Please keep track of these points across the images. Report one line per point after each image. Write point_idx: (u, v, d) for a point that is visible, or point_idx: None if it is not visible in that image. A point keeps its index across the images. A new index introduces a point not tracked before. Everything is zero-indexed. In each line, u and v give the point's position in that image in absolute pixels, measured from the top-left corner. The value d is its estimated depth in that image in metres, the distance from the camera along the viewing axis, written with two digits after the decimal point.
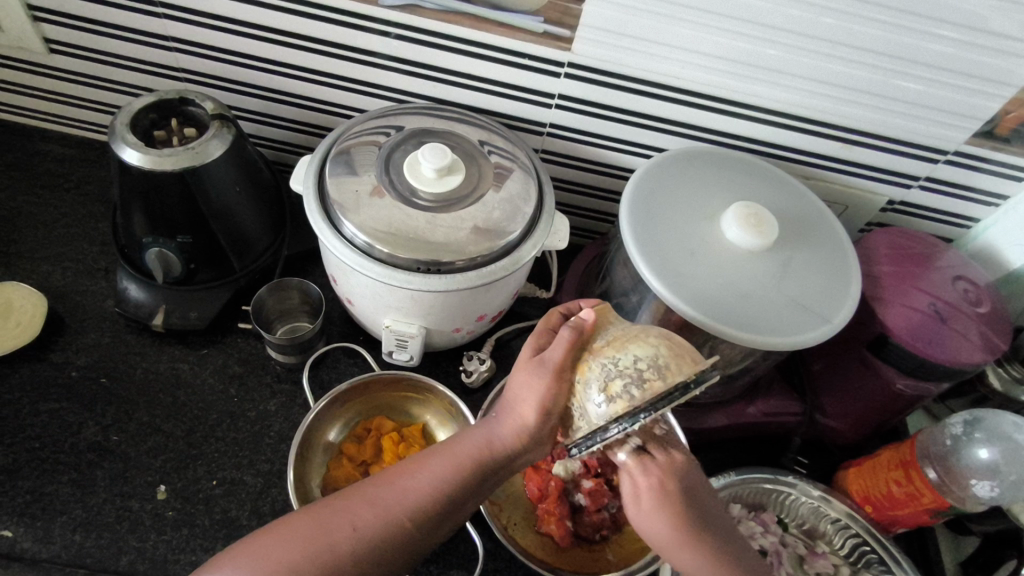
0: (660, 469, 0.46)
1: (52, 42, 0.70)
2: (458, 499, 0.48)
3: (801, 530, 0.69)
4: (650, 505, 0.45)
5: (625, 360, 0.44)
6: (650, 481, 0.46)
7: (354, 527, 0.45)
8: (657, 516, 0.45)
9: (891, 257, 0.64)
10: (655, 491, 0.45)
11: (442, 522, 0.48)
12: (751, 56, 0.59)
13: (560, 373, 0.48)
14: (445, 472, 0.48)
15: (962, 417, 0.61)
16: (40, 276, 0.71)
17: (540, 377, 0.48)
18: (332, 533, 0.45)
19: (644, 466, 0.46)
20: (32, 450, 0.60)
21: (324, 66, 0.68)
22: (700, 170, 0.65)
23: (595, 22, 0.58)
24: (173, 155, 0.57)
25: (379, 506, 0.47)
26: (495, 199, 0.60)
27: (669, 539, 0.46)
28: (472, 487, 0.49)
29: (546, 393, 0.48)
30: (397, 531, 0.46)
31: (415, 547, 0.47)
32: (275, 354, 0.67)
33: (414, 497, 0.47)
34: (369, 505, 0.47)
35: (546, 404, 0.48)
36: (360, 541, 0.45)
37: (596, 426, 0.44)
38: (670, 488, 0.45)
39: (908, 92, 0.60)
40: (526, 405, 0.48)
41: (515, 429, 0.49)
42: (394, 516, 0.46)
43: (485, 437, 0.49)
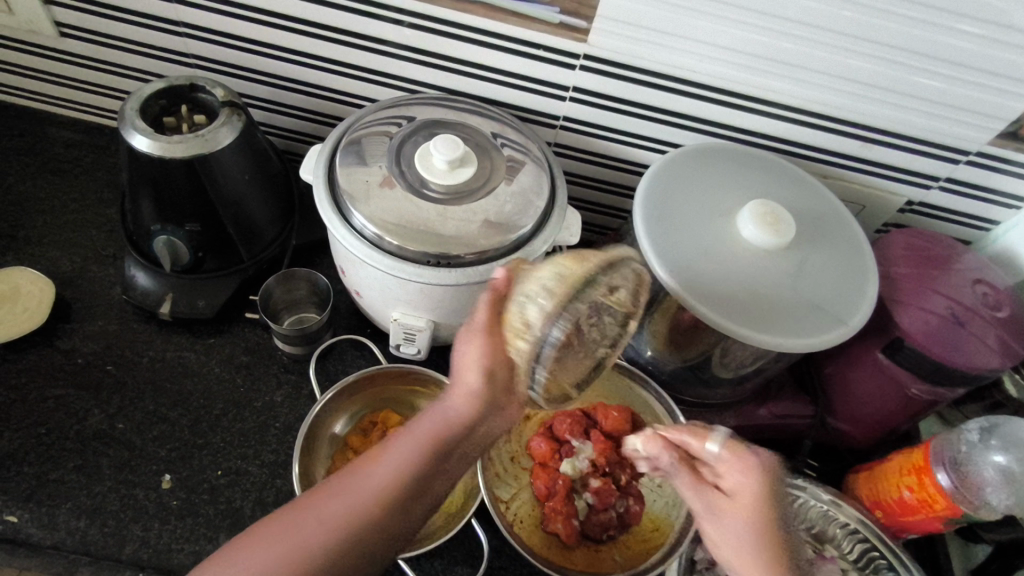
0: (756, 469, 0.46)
1: (63, 26, 0.70)
2: (423, 480, 0.46)
3: (810, 534, 0.65)
4: (729, 505, 0.46)
5: (531, 285, 0.45)
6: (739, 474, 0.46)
7: (319, 521, 0.43)
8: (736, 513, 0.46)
9: (909, 259, 0.63)
10: (754, 489, 0.45)
11: (411, 508, 0.46)
12: (769, 50, 0.58)
13: (489, 329, 0.47)
14: (407, 457, 0.46)
15: (979, 423, 0.60)
16: (48, 261, 0.70)
17: (473, 338, 0.47)
18: (297, 541, 0.42)
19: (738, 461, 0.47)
20: (39, 436, 0.60)
21: (335, 54, 0.67)
22: (715, 166, 0.63)
23: (610, 12, 0.57)
24: (182, 142, 0.56)
25: (339, 504, 0.44)
26: (507, 192, 0.59)
27: (751, 546, 0.44)
28: (437, 466, 0.47)
29: (485, 351, 0.46)
30: (364, 526, 0.43)
31: (388, 539, 0.45)
32: (282, 344, 0.67)
33: (376, 490, 0.45)
34: (329, 507, 0.44)
35: (488, 365, 0.46)
36: (330, 534, 0.43)
37: (530, 356, 0.44)
38: (767, 488, 0.45)
39: (929, 90, 0.59)
40: (468, 370, 0.47)
41: (466, 398, 0.47)
42: (358, 512, 0.44)
43: (440, 414, 0.47)
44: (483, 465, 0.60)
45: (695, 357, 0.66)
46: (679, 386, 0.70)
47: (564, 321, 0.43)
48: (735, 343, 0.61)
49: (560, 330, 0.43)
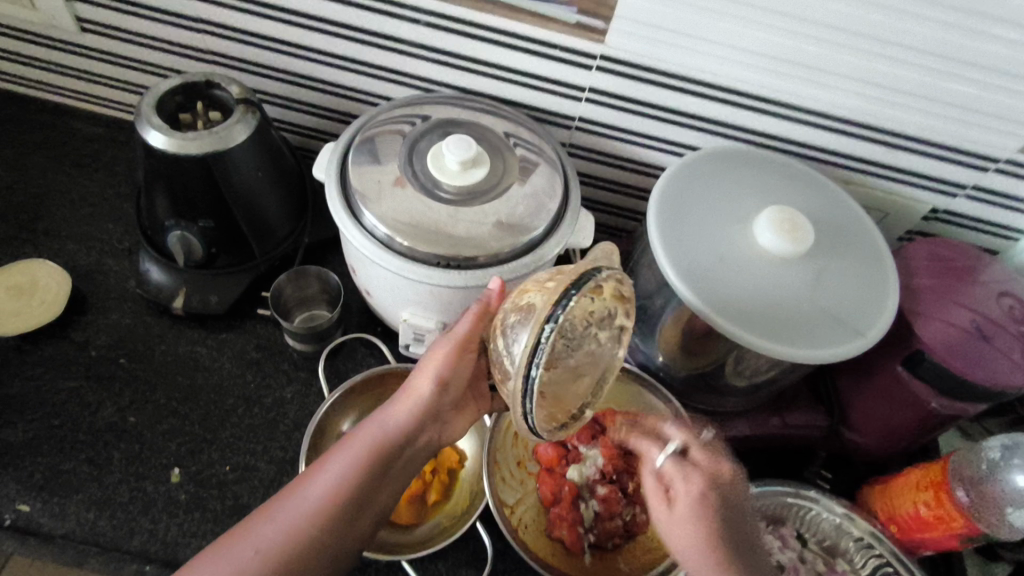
0: (700, 477, 0.47)
1: (84, 21, 0.71)
2: (371, 486, 0.49)
3: (821, 547, 0.65)
4: (685, 512, 0.46)
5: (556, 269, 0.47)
6: (692, 489, 0.46)
7: (261, 543, 0.45)
8: (688, 523, 0.45)
9: (931, 270, 0.61)
10: (693, 497, 0.46)
11: (360, 514, 0.48)
12: (792, 53, 0.57)
13: (459, 347, 0.52)
14: (356, 460, 0.49)
15: (1001, 441, 0.57)
16: (65, 255, 0.71)
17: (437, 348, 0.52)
18: (250, 543, 0.45)
19: (683, 472, 0.47)
20: (52, 427, 0.61)
21: (350, 51, 0.67)
22: (734, 171, 0.62)
23: (629, 13, 0.56)
24: (197, 139, 0.57)
25: (291, 506, 0.47)
26: (520, 193, 0.58)
27: (699, 547, 0.45)
28: (385, 470, 0.50)
29: (444, 359, 0.51)
30: (306, 534, 0.46)
31: (332, 556, 0.47)
32: (291, 340, 0.67)
33: (325, 489, 0.47)
34: (282, 512, 0.47)
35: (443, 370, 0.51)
36: (271, 555, 0.45)
37: (556, 296, 0.42)
38: (709, 499, 0.46)
39: (959, 96, 0.57)
40: (420, 378, 0.52)
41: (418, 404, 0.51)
42: (307, 515, 0.46)
43: (384, 424, 0.51)
44: (487, 470, 0.60)
45: (706, 364, 0.65)
46: (691, 393, 0.69)
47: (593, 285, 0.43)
48: (750, 351, 0.60)
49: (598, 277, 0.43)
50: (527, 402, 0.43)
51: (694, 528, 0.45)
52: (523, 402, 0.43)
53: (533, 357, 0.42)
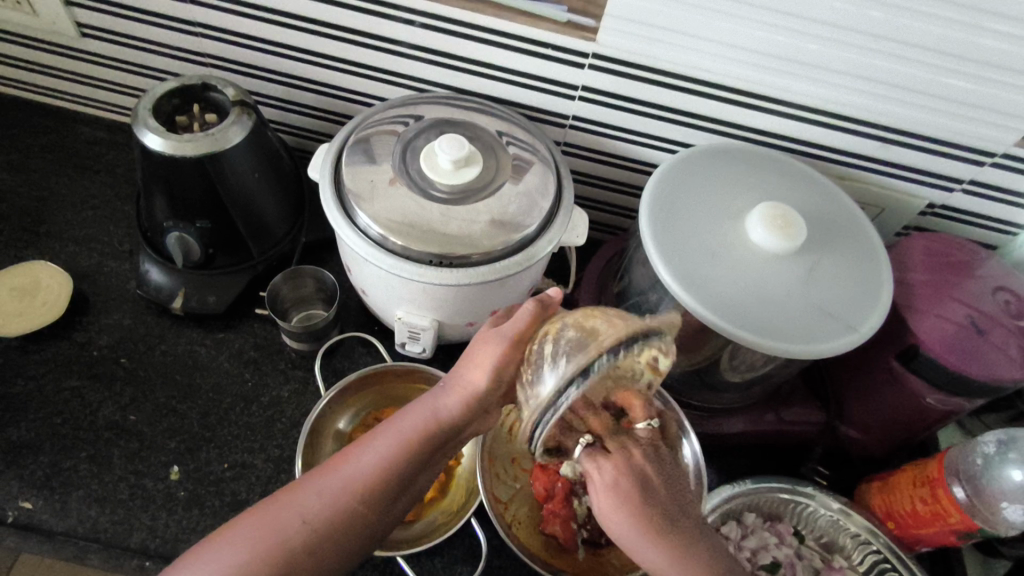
0: (616, 464, 0.42)
1: (84, 26, 0.72)
2: (405, 479, 0.47)
3: (818, 543, 0.66)
4: (609, 501, 0.42)
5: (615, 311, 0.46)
6: (602, 479, 0.42)
7: (304, 519, 0.44)
8: (614, 510, 0.42)
9: (927, 265, 0.61)
10: (606, 485, 0.42)
11: (391, 503, 0.47)
12: (784, 49, 0.57)
13: (517, 344, 0.47)
14: (391, 450, 0.47)
15: (996, 435, 0.56)
16: (67, 256, 0.72)
17: (488, 343, 0.48)
18: (282, 524, 0.44)
19: (598, 464, 0.42)
20: (54, 426, 0.62)
21: (346, 53, 0.67)
22: (727, 167, 0.62)
23: (620, 11, 0.57)
24: (193, 140, 0.57)
25: (323, 490, 0.46)
26: (512, 192, 0.59)
27: (629, 534, 0.42)
28: (422, 462, 0.48)
29: (495, 360, 0.47)
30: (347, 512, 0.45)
31: (368, 535, 0.46)
32: (289, 341, 0.68)
33: (359, 475, 0.46)
34: (314, 493, 0.46)
35: (495, 370, 0.47)
36: (312, 532, 0.44)
37: (624, 335, 0.41)
38: (621, 481, 0.42)
39: (954, 90, 0.56)
40: (477, 369, 0.48)
41: (462, 402, 0.48)
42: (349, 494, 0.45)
43: (432, 408, 0.48)
44: (480, 466, 0.60)
45: (701, 361, 0.65)
46: (686, 391, 0.69)
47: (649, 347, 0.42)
48: (743, 347, 0.60)
49: (656, 338, 0.42)
50: (547, 416, 0.41)
51: (618, 515, 0.42)
52: (544, 411, 0.41)
53: (568, 392, 0.40)
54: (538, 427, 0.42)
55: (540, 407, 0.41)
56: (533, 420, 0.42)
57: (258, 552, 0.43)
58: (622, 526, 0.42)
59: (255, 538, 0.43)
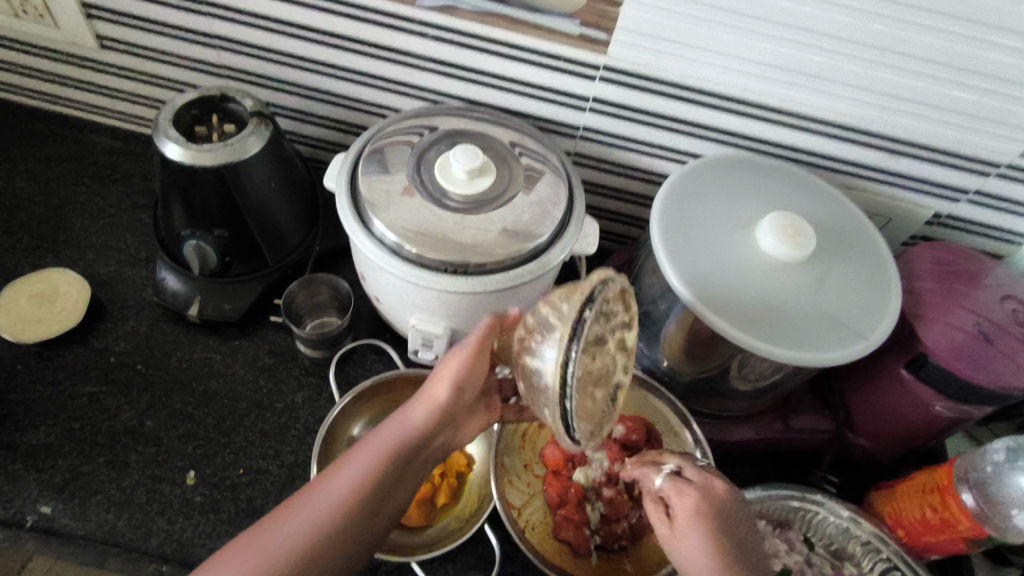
0: (697, 488, 0.47)
1: (104, 39, 0.73)
2: (386, 488, 0.48)
3: (829, 551, 0.65)
4: (685, 526, 0.45)
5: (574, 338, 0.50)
6: (685, 503, 0.46)
7: (289, 536, 0.44)
8: (691, 537, 0.45)
9: (934, 274, 0.62)
10: (688, 511, 0.46)
11: (374, 514, 0.47)
12: (794, 62, 0.58)
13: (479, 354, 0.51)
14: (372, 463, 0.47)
15: (1005, 443, 0.57)
16: (84, 263, 0.73)
17: (452, 356, 0.51)
18: (276, 543, 0.43)
19: (679, 489, 0.47)
20: (71, 431, 0.63)
21: (361, 65, 0.68)
22: (736, 178, 0.63)
23: (632, 25, 0.58)
24: (212, 151, 0.59)
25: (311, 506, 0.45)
26: (525, 201, 0.60)
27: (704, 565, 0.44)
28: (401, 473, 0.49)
29: (461, 369, 0.51)
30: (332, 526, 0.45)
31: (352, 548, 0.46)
32: (304, 348, 0.69)
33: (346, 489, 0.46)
34: (303, 513, 0.45)
35: (459, 379, 0.51)
36: (298, 548, 0.43)
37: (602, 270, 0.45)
38: (704, 509, 0.45)
39: (960, 102, 0.57)
40: (442, 381, 0.51)
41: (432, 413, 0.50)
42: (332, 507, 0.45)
43: (404, 419, 0.50)
44: (494, 472, 0.61)
45: (710, 369, 0.66)
46: (696, 398, 0.70)
47: (622, 284, 0.45)
48: (753, 355, 0.60)
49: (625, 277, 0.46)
50: (576, 344, 0.41)
51: (695, 543, 0.45)
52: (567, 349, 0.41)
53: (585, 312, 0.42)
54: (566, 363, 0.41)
55: (564, 349, 0.41)
56: (562, 361, 0.41)
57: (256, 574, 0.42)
58: (698, 555, 0.44)
59: (250, 561, 0.42)
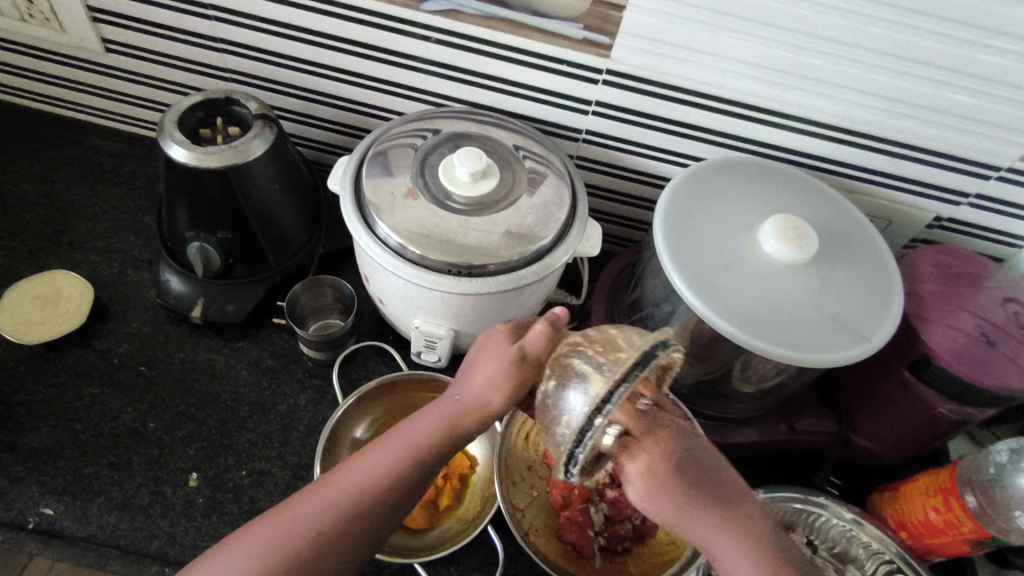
0: (648, 449, 0.41)
1: (109, 42, 0.73)
2: (413, 488, 0.46)
3: (832, 554, 0.63)
4: (644, 489, 0.41)
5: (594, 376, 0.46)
6: (639, 467, 0.41)
7: (310, 534, 0.43)
8: (652, 497, 0.41)
9: (936, 276, 0.62)
10: (643, 473, 0.41)
11: (396, 513, 0.46)
12: (795, 66, 0.58)
13: (532, 366, 0.47)
14: (394, 458, 0.46)
15: (1008, 445, 0.57)
16: (87, 265, 0.74)
17: (500, 361, 0.48)
18: (287, 535, 0.43)
19: (629, 450, 0.42)
20: (75, 432, 0.63)
21: (365, 68, 0.69)
22: (738, 181, 0.64)
23: (635, 29, 0.58)
24: (217, 152, 0.59)
25: (327, 500, 0.44)
26: (528, 203, 0.60)
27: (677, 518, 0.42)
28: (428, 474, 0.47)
29: (508, 379, 0.47)
30: (352, 523, 0.44)
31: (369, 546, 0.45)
32: (307, 349, 0.69)
33: (364, 483, 0.45)
34: (319, 505, 0.44)
35: (507, 391, 0.47)
36: (318, 545, 0.43)
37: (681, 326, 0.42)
38: (658, 468, 0.41)
39: (960, 105, 0.58)
40: (489, 389, 0.47)
41: (473, 415, 0.47)
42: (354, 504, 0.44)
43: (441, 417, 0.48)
44: (498, 473, 0.60)
45: (713, 371, 0.66)
46: (699, 401, 0.70)
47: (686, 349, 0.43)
48: (757, 357, 0.60)
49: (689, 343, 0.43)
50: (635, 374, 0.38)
51: (662, 502, 0.41)
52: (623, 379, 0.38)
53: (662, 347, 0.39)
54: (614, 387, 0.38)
55: (624, 370, 0.38)
56: (613, 385, 0.38)
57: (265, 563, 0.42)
58: (668, 512, 0.41)
59: (266, 553, 0.42)
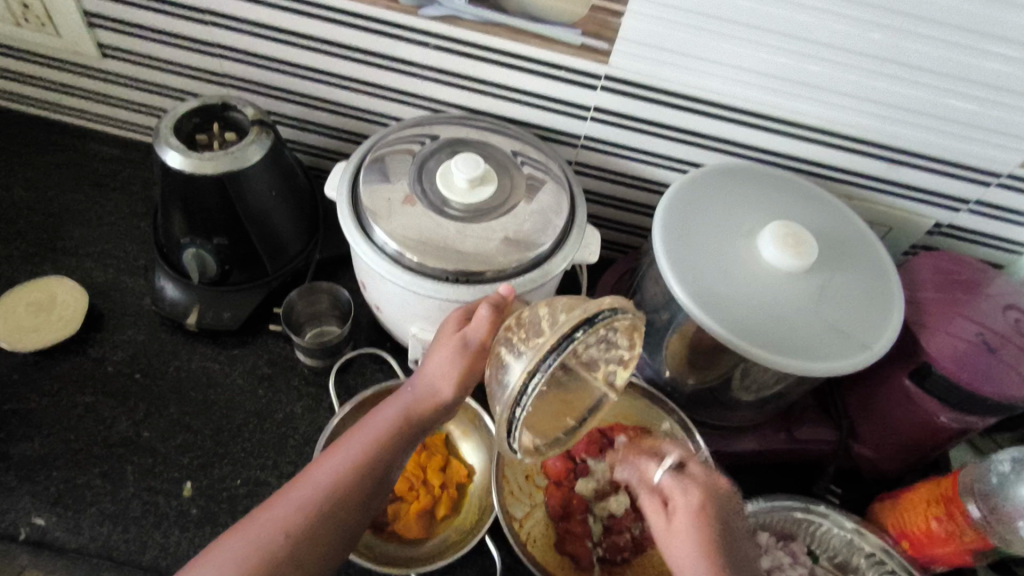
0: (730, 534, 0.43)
1: (105, 47, 0.73)
2: (380, 478, 0.48)
3: (833, 563, 0.64)
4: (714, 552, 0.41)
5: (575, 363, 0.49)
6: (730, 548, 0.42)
7: (286, 533, 0.44)
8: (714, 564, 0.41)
9: (936, 283, 0.62)
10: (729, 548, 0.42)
11: (368, 504, 0.47)
12: (794, 72, 0.58)
13: (478, 352, 0.50)
14: (360, 450, 0.48)
15: (1010, 454, 0.57)
16: (82, 272, 0.73)
17: (447, 349, 0.50)
18: (264, 535, 0.44)
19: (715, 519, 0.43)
20: (67, 442, 0.62)
21: (362, 74, 0.68)
22: (738, 187, 0.63)
23: (634, 35, 0.58)
24: (212, 159, 0.58)
25: (300, 497, 0.46)
26: (527, 210, 0.60)
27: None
28: (392, 463, 0.49)
29: (458, 365, 0.49)
30: (325, 517, 0.45)
31: (345, 539, 0.46)
32: (304, 357, 0.68)
33: (333, 476, 0.47)
34: (294, 502, 0.45)
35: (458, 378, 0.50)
36: (295, 543, 0.44)
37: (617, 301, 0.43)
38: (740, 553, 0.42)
39: (961, 112, 0.58)
40: (440, 378, 0.50)
41: (429, 405, 0.50)
42: (326, 498, 0.46)
43: (400, 408, 0.50)
44: (496, 485, 0.60)
45: (714, 378, 0.65)
46: (698, 409, 0.69)
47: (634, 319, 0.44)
48: (756, 365, 0.60)
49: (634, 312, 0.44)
50: (548, 360, 0.40)
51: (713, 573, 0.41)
52: (542, 360, 0.40)
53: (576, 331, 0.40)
54: (531, 372, 0.40)
55: (538, 357, 0.41)
56: (531, 372, 0.40)
57: (245, 565, 0.42)
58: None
59: (245, 553, 0.43)
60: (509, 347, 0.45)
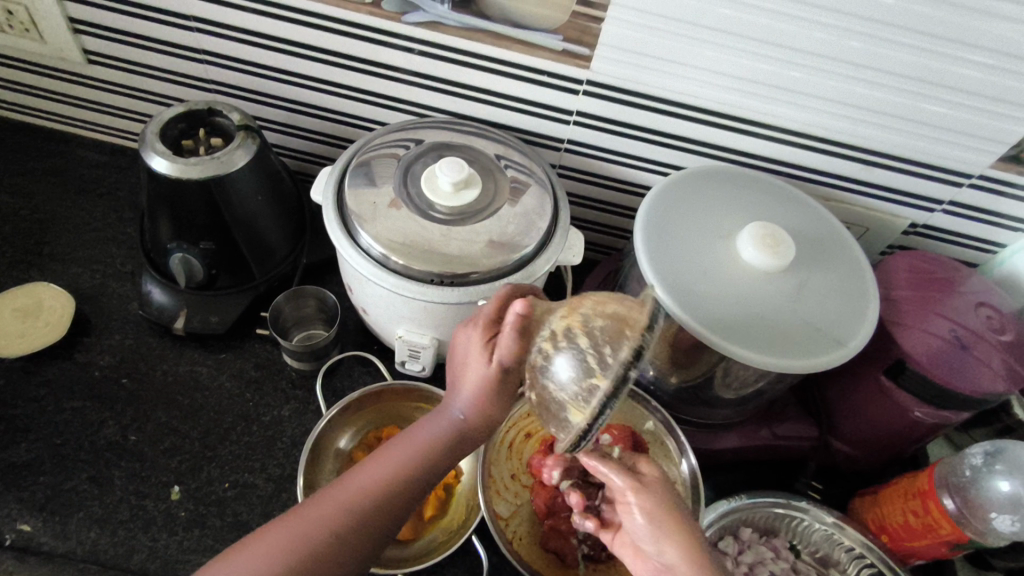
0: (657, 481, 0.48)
1: (91, 53, 0.73)
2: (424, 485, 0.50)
3: (814, 558, 0.66)
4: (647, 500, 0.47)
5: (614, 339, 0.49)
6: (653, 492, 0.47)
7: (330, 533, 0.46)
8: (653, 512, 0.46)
9: (911, 282, 0.63)
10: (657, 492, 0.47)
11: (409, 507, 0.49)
12: (773, 77, 0.59)
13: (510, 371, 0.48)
14: (409, 460, 0.49)
15: (982, 447, 0.59)
16: (69, 277, 0.73)
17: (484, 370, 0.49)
18: (310, 534, 0.45)
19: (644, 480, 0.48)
20: (54, 446, 0.62)
21: (348, 79, 0.69)
22: (718, 189, 0.65)
23: (615, 41, 0.59)
24: (198, 164, 0.59)
25: (343, 498, 0.47)
26: (510, 213, 0.61)
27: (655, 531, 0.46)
28: (437, 474, 0.50)
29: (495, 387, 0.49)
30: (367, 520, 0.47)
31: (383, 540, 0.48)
32: (290, 359, 0.69)
33: (382, 481, 0.48)
34: (341, 503, 0.47)
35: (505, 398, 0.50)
36: (338, 542, 0.46)
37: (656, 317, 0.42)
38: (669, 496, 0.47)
39: (934, 115, 0.59)
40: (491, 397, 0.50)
41: (478, 421, 0.51)
42: (371, 500, 0.47)
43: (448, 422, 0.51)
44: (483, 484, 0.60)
45: (696, 376, 0.66)
46: (682, 407, 0.70)
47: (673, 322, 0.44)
48: (737, 363, 0.61)
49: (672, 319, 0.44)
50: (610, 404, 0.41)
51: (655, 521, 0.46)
52: (604, 405, 0.41)
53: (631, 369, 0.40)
54: (594, 415, 0.41)
55: (597, 401, 0.41)
56: (595, 415, 0.41)
57: (287, 559, 0.44)
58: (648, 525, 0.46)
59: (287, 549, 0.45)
60: (549, 375, 0.44)
